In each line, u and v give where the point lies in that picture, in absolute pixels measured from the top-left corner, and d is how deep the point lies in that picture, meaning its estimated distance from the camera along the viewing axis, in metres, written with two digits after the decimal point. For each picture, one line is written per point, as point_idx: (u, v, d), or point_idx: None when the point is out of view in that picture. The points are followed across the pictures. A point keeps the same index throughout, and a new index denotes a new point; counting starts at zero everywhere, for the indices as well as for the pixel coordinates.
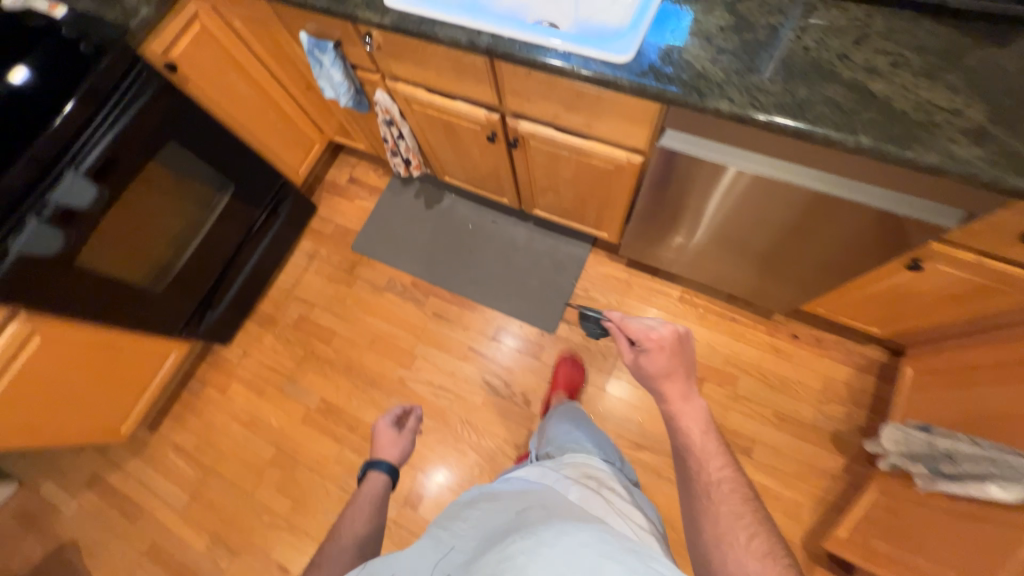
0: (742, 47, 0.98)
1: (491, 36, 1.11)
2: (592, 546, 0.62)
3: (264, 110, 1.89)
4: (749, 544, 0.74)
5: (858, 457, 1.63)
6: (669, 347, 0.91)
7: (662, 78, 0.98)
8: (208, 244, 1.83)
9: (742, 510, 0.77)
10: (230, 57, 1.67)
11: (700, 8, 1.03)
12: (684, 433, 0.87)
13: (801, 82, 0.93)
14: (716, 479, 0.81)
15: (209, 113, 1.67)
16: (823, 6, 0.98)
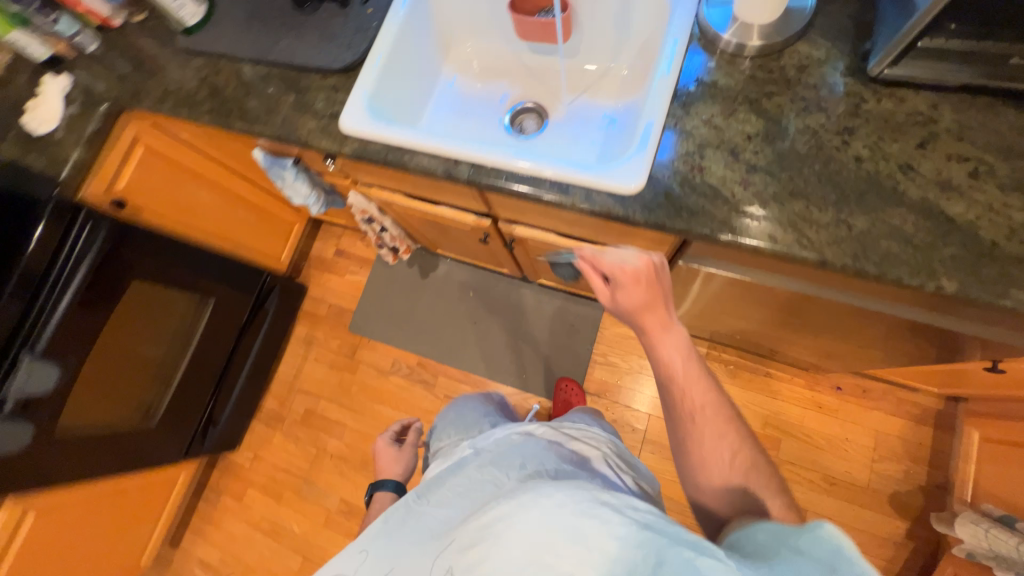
0: (777, 162, 0.80)
1: (471, 165, 0.94)
2: (559, 496, 0.57)
3: (230, 210, 1.73)
4: (735, 462, 0.72)
5: (921, 521, 1.51)
6: (641, 275, 0.80)
7: (685, 213, 0.81)
8: (197, 365, 1.71)
9: (739, 446, 0.73)
10: (180, 168, 1.51)
11: (719, 111, 0.85)
12: (666, 365, 0.79)
13: (859, 207, 0.76)
14: (699, 407, 0.76)
15: (170, 234, 1.52)
16: (874, 98, 0.80)
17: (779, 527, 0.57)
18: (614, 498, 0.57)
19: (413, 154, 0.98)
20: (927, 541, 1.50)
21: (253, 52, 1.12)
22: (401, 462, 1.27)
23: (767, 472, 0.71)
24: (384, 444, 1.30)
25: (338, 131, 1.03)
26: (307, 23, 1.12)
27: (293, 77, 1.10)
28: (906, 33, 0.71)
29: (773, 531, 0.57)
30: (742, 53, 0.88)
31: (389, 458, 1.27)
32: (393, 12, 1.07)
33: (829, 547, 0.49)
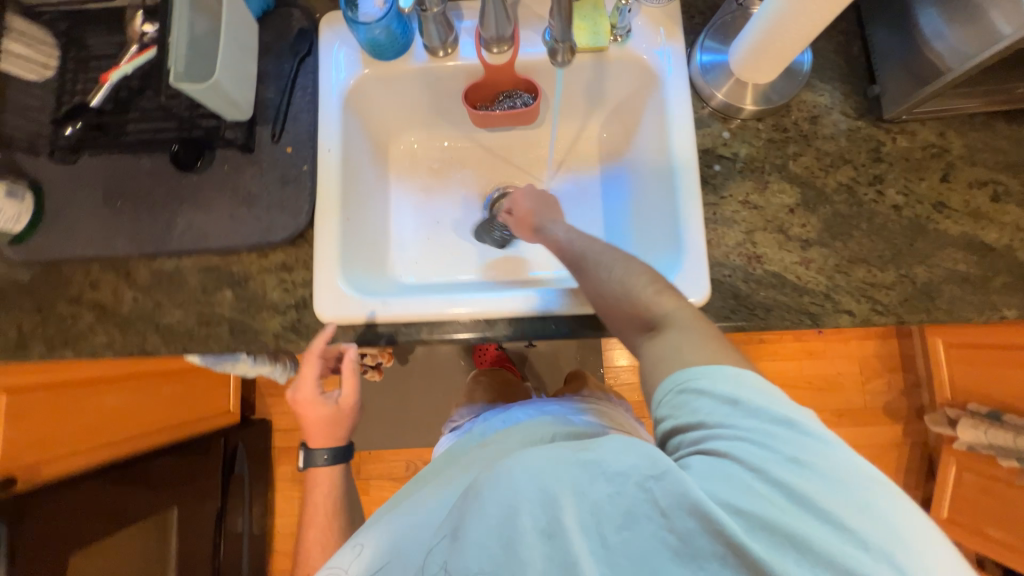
0: (827, 231, 0.78)
1: (508, 319, 0.81)
2: (539, 459, 0.53)
3: (154, 393, 1.35)
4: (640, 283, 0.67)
5: (910, 417, 1.79)
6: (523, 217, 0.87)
7: (761, 311, 0.76)
8: None
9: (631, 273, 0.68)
10: (62, 387, 1.11)
11: (753, 188, 0.79)
12: (554, 242, 0.80)
13: (913, 258, 0.76)
14: (617, 275, 0.70)
15: (88, 471, 1.15)
16: (890, 139, 0.79)
17: (693, 364, 0.55)
18: (587, 442, 0.56)
19: (428, 324, 0.81)
20: (918, 432, 1.78)
21: (141, 246, 0.81)
22: (327, 411, 0.89)
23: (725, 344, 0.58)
24: (317, 399, 0.88)
25: (316, 321, 0.81)
26: (204, 186, 0.83)
27: (217, 265, 0.82)
28: (931, 85, 0.70)
29: (694, 381, 0.53)
30: (744, 116, 0.81)
31: (327, 421, 0.89)
32: (324, 146, 0.83)
33: (753, 392, 0.51)
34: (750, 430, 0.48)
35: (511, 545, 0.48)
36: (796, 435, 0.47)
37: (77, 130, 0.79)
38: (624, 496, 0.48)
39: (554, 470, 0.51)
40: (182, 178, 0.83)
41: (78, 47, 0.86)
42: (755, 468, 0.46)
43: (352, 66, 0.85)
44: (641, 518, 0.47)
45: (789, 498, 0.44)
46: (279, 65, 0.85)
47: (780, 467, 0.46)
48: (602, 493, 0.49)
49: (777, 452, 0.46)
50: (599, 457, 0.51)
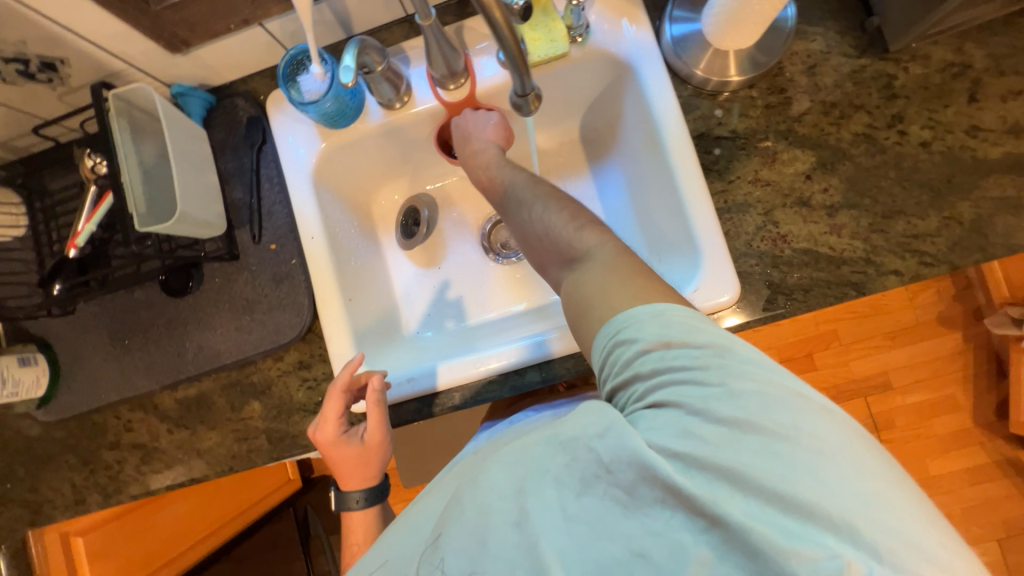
0: (851, 189, 0.71)
1: (536, 365, 0.78)
2: (520, 451, 0.47)
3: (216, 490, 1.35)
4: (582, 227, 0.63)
5: (968, 321, 1.69)
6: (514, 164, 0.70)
7: (799, 295, 0.71)
8: None
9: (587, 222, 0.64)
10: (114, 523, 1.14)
11: (762, 163, 0.73)
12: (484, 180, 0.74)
13: (956, 195, 0.69)
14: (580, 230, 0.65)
15: None
16: (901, 69, 0.71)
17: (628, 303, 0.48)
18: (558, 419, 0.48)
19: (459, 387, 0.80)
20: (980, 335, 1.69)
21: (160, 380, 0.81)
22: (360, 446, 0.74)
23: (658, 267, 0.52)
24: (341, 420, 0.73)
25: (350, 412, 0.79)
26: (201, 304, 0.81)
27: (237, 379, 0.82)
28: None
29: (625, 328, 0.46)
30: (731, 88, 0.74)
31: (360, 455, 0.74)
32: (306, 235, 0.79)
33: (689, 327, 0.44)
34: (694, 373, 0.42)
35: (491, 541, 0.43)
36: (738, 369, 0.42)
37: (64, 287, 0.77)
38: (588, 463, 0.42)
39: (532, 463, 0.45)
40: (177, 303, 0.81)
41: (41, 196, 0.84)
42: (690, 411, 0.41)
43: (311, 143, 0.80)
44: (606, 485, 0.41)
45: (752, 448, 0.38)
46: (239, 161, 0.81)
47: (720, 407, 0.40)
48: (581, 478, 0.42)
49: (713, 391, 0.41)
50: (577, 436, 0.44)
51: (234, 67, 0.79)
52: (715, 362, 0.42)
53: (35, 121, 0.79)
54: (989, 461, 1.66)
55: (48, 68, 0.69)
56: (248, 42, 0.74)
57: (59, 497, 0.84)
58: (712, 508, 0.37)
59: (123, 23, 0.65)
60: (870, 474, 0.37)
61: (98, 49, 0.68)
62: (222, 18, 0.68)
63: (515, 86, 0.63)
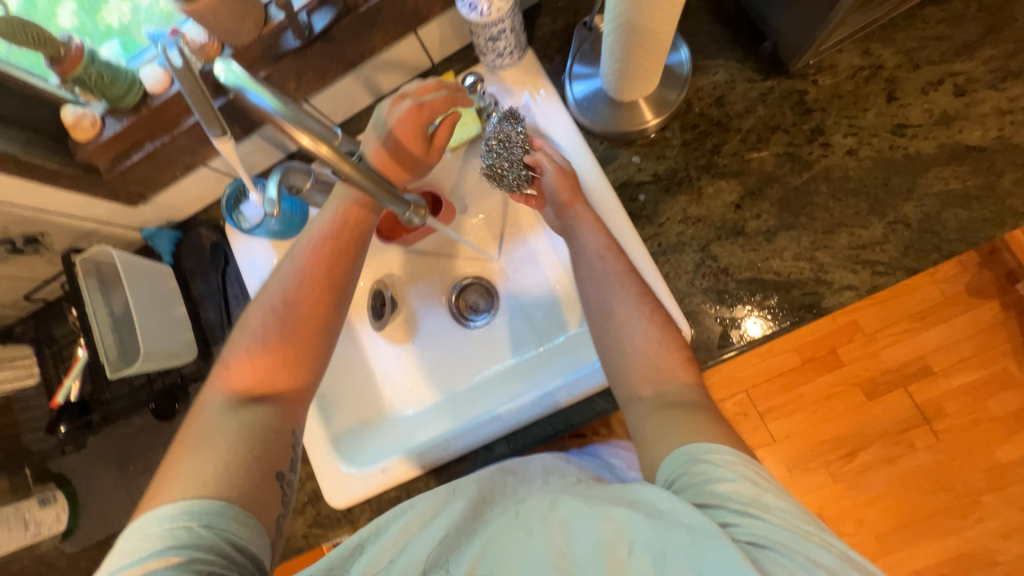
0: (784, 210, 0.69)
1: (503, 438, 0.82)
2: (590, 504, 0.55)
3: None
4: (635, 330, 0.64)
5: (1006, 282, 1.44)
6: (569, 184, 0.69)
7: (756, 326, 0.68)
8: None
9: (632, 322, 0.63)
10: None
11: (688, 200, 0.72)
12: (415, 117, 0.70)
13: (896, 197, 0.66)
14: (620, 311, 0.63)
15: None
16: (811, 84, 0.70)
17: (684, 444, 0.52)
18: (632, 495, 0.54)
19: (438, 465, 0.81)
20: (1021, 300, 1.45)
21: None
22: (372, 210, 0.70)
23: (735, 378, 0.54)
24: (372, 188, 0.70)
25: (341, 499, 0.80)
26: None
27: None
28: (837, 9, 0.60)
29: (696, 453, 0.51)
30: (646, 134, 0.75)
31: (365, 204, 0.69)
32: None
33: (725, 462, 0.49)
34: (747, 521, 0.46)
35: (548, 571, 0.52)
36: (782, 505, 0.47)
37: (69, 430, 0.84)
38: (667, 543, 0.47)
39: (596, 520, 0.53)
40: (168, 425, 0.87)
41: (49, 343, 0.93)
42: (756, 540, 0.44)
43: (266, 258, 0.85)
44: (674, 559, 0.46)
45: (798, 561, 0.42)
46: (208, 284, 0.88)
47: (782, 544, 0.44)
48: (650, 555, 0.47)
49: (787, 536, 0.44)
50: (659, 510, 0.49)
51: (192, 203, 0.87)
52: (762, 500, 0.47)
53: (34, 281, 0.88)
54: None
55: (32, 241, 0.78)
56: (198, 182, 0.82)
57: None
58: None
59: (83, 195, 0.73)
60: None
61: (70, 218, 0.77)
62: (168, 171, 0.76)
63: (390, 207, 0.61)
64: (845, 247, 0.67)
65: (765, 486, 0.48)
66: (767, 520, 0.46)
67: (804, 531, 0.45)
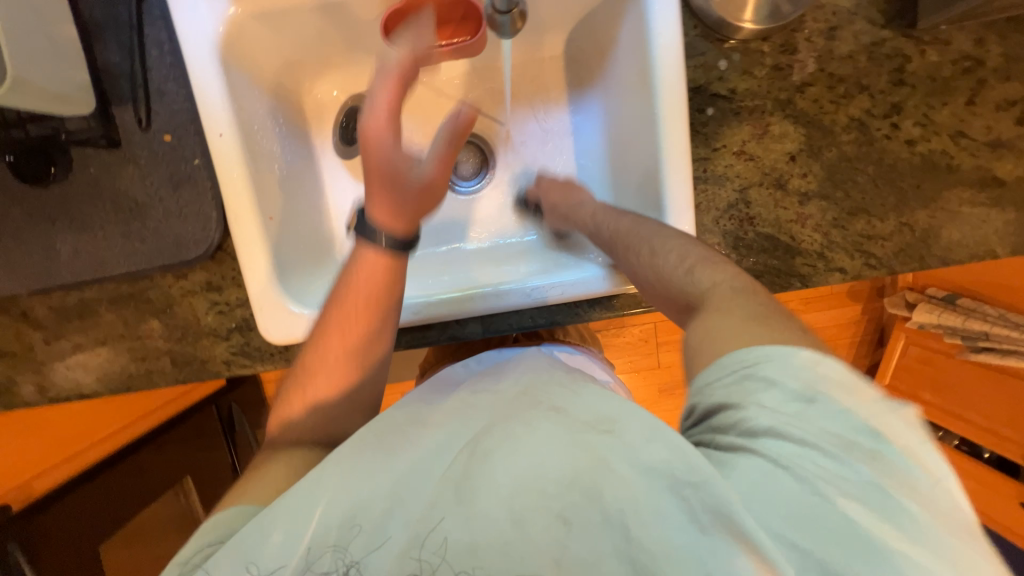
0: (829, 179, 0.68)
1: (478, 317, 0.74)
2: (565, 429, 0.46)
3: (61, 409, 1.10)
4: (674, 261, 0.58)
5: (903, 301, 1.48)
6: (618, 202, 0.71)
7: (759, 261, 0.70)
8: None
9: (664, 243, 0.60)
10: None
11: (751, 134, 0.67)
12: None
13: (917, 202, 0.69)
14: (669, 262, 0.58)
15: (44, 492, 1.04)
16: (918, 52, 0.65)
17: (740, 349, 0.45)
18: (613, 415, 0.46)
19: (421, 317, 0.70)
20: (878, 310, 1.67)
21: (25, 285, 0.67)
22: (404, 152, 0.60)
23: (765, 316, 0.49)
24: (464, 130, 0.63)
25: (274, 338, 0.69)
26: (75, 198, 0.65)
27: (131, 295, 0.69)
28: None
29: (757, 362, 0.44)
30: (741, 36, 0.65)
31: (396, 178, 0.59)
32: (213, 131, 0.63)
33: (798, 371, 0.43)
34: (776, 441, 0.40)
35: (523, 525, 0.42)
36: (839, 410, 0.41)
37: None
38: (653, 481, 0.41)
39: (578, 446, 0.44)
40: (38, 193, 0.65)
41: None
42: (774, 462, 0.40)
43: (216, 5, 0.62)
44: (657, 492, 0.41)
45: (835, 472, 0.39)
46: (111, 11, 0.62)
47: (800, 467, 0.39)
48: (635, 476, 0.42)
49: (821, 463, 0.39)
50: (636, 436, 0.43)
51: None
52: (810, 419, 0.41)
53: None
54: None
55: None
56: None
57: None
58: (726, 517, 0.38)
59: None
60: (913, 502, 0.38)
61: None
62: None
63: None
64: (860, 235, 0.70)
65: (829, 398, 0.41)
66: (801, 442, 0.40)
67: (847, 443, 0.39)
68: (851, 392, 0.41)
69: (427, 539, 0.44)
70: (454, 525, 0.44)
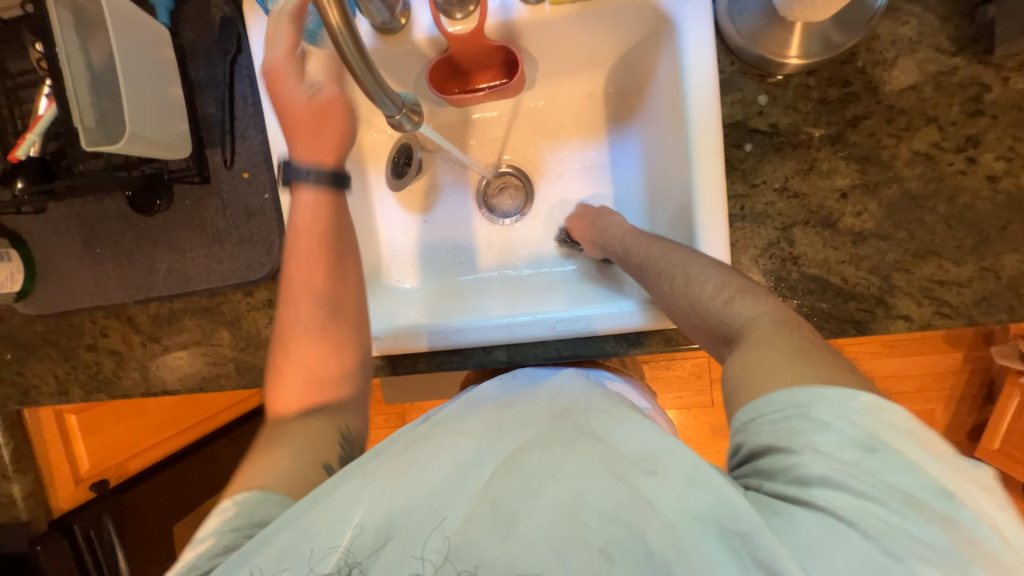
0: (888, 218, 0.62)
1: (503, 346, 0.76)
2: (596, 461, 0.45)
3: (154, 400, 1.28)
4: (711, 291, 0.55)
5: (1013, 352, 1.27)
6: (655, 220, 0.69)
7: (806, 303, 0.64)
8: None
9: (700, 271, 0.57)
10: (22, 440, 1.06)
11: (795, 169, 0.63)
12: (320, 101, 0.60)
13: (1005, 244, 0.60)
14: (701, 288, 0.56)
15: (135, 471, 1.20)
16: (999, 80, 0.58)
17: (785, 391, 0.43)
18: (654, 456, 0.45)
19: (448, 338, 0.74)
20: (982, 360, 1.44)
21: (131, 295, 0.80)
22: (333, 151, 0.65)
23: (811, 349, 0.46)
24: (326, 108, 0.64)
25: None
26: (172, 225, 0.78)
27: (208, 307, 0.81)
28: None
29: (806, 404, 0.41)
30: (786, 71, 0.62)
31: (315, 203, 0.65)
32: (281, 169, 0.72)
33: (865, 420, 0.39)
34: (838, 494, 0.37)
35: (566, 556, 0.40)
36: (901, 460, 0.37)
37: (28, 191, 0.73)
38: (705, 524, 0.39)
39: (609, 479, 0.43)
40: (146, 219, 0.78)
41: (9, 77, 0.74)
42: (836, 517, 0.36)
43: None
44: (700, 538, 0.39)
45: (911, 532, 0.35)
46: (211, 71, 0.75)
47: (873, 526, 0.35)
48: (683, 520, 0.40)
49: (899, 522, 0.35)
50: (682, 478, 0.42)
51: None
52: (879, 471, 0.37)
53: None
54: None
55: None
56: None
57: (44, 384, 0.86)
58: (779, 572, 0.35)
59: None
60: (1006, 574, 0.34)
61: None
62: None
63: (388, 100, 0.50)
64: (934, 280, 0.62)
65: (906, 450, 0.38)
66: (869, 497, 0.36)
67: (916, 502, 0.36)
68: (919, 445, 0.38)
69: (463, 554, 0.42)
70: (489, 542, 0.42)
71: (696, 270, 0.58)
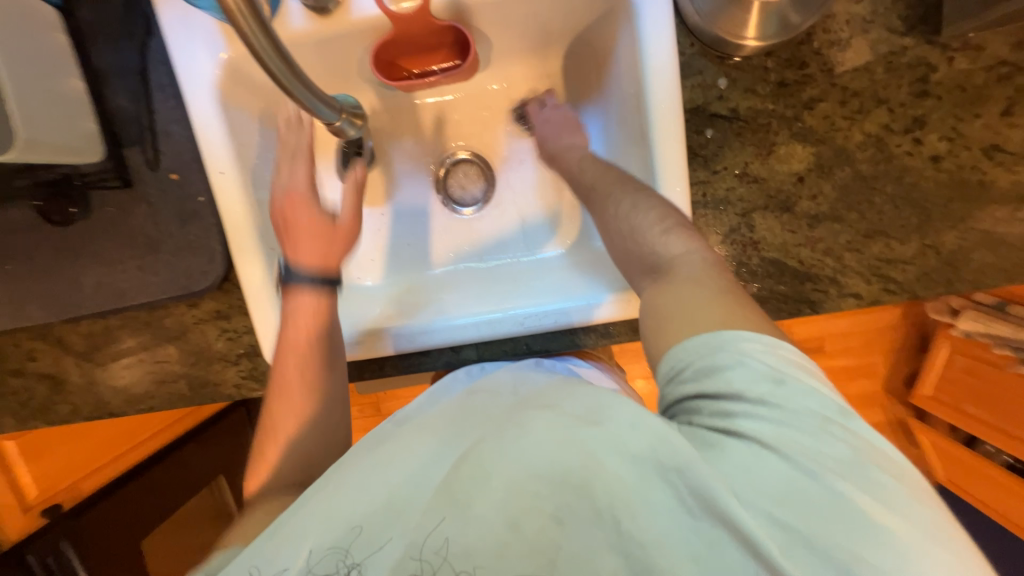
0: (842, 200, 0.64)
1: (473, 344, 0.74)
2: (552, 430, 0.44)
3: None
4: (652, 220, 0.56)
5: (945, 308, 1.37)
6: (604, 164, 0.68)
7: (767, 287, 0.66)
8: None
9: (646, 201, 0.58)
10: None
11: (754, 153, 0.63)
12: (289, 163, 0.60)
13: (946, 222, 0.63)
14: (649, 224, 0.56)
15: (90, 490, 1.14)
16: (945, 60, 0.59)
17: (716, 327, 0.44)
18: (594, 408, 0.44)
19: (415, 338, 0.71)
20: (919, 316, 1.55)
21: (56, 315, 0.72)
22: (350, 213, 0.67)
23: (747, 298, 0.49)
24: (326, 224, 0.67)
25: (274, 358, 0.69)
26: (95, 235, 0.70)
27: (149, 322, 0.74)
28: None
29: (728, 335, 0.43)
30: (744, 52, 0.61)
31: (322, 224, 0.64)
32: (214, 168, 0.65)
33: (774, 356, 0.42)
34: (758, 418, 0.40)
35: (521, 526, 0.41)
36: (804, 388, 0.41)
37: None
38: (652, 473, 0.39)
39: (567, 446, 0.42)
40: (63, 230, 0.70)
41: None
42: (759, 442, 0.39)
43: (212, 49, 0.63)
44: (652, 489, 0.39)
45: (816, 452, 0.38)
46: (120, 58, 0.66)
47: (794, 452, 0.38)
48: (628, 475, 0.40)
49: (810, 444, 0.39)
50: (622, 429, 0.42)
51: None
52: (788, 397, 0.40)
53: None
54: (886, 421, 1.65)
55: None
56: None
57: None
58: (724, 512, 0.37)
59: None
60: (911, 493, 0.38)
61: None
62: None
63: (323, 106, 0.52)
64: (885, 258, 0.64)
65: (806, 375, 0.42)
66: (782, 420, 0.39)
67: (826, 422, 0.39)
68: (809, 372, 0.42)
69: (430, 545, 0.41)
70: (453, 534, 0.41)
71: (642, 202, 0.58)
